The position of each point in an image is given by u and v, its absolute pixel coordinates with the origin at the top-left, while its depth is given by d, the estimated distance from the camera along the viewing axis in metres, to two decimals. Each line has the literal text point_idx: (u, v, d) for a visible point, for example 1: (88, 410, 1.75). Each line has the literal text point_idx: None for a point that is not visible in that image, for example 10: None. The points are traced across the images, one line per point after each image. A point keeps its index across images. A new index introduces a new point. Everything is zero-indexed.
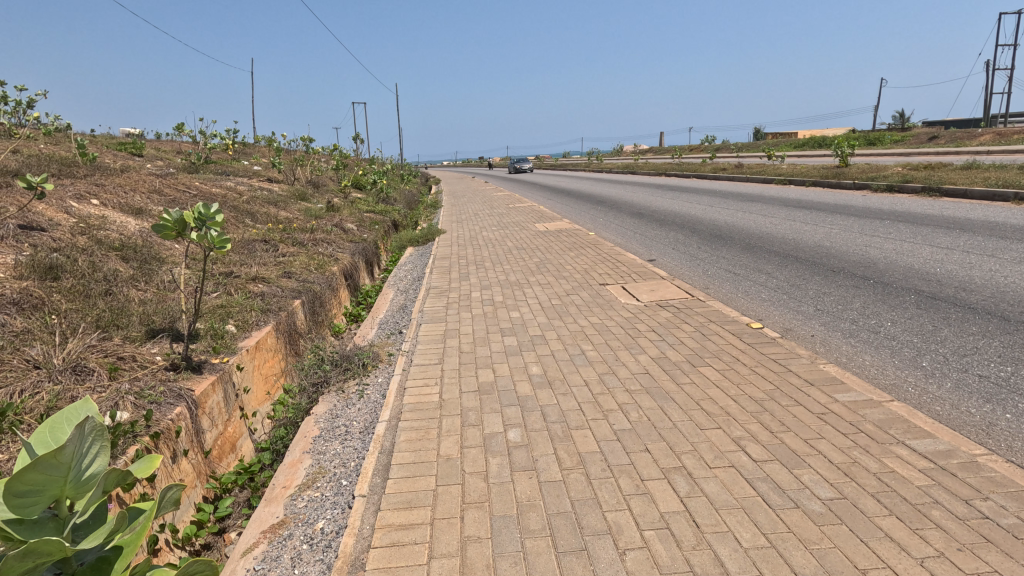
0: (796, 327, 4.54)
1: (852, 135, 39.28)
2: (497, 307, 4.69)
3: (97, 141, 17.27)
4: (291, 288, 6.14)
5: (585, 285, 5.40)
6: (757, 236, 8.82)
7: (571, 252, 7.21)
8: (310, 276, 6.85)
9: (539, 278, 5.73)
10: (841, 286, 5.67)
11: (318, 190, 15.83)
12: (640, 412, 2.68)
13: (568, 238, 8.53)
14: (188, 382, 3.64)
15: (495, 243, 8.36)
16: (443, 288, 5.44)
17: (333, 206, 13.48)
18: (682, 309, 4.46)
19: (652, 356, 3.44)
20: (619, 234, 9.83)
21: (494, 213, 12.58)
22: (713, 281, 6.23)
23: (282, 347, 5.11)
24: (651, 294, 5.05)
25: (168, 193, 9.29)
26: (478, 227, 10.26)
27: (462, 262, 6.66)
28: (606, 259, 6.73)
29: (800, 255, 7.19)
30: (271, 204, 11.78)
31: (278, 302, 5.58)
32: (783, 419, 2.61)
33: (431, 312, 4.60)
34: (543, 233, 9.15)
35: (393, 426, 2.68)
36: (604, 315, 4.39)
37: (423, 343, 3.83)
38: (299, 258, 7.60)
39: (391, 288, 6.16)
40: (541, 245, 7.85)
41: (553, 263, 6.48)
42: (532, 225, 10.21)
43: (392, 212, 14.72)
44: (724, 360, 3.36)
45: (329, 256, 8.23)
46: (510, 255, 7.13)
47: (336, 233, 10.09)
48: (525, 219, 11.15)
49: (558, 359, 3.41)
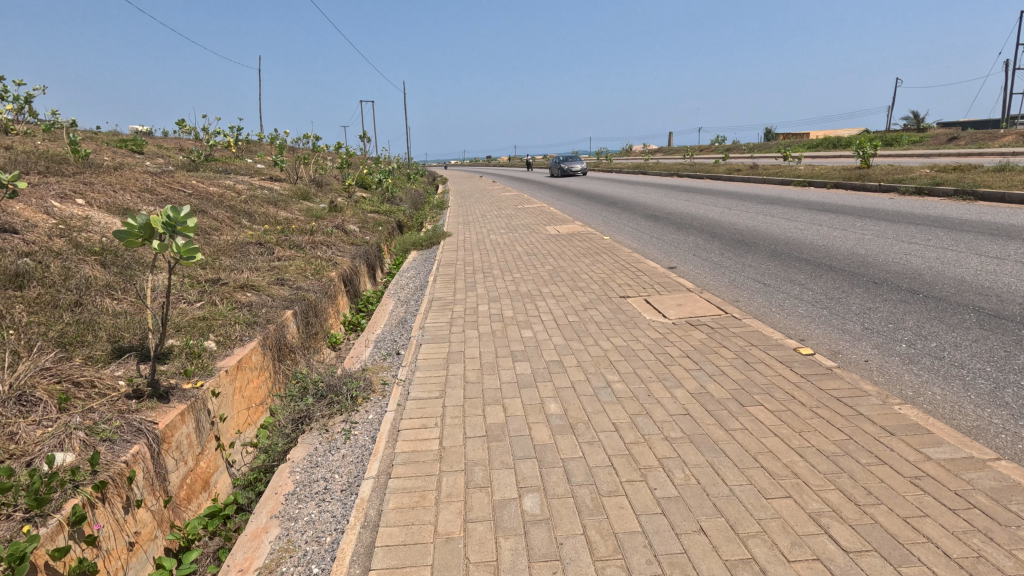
0: (846, 350, 4.01)
1: (867, 136, 38.51)
2: (507, 324, 4.18)
3: (99, 138, 17.01)
4: (283, 298, 5.66)
5: (604, 298, 4.88)
6: (785, 242, 8.25)
7: (585, 259, 6.69)
8: (304, 283, 6.37)
9: (552, 288, 5.22)
10: (889, 301, 5.11)
11: (321, 190, 15.40)
12: (687, 472, 2.17)
13: (581, 242, 8.04)
14: (151, 414, 3.16)
15: (504, 248, 7.86)
16: (447, 300, 4.94)
17: (336, 206, 13.03)
18: (716, 330, 3.94)
19: (690, 391, 2.92)
20: (635, 238, 9.35)
21: (502, 215, 12.08)
22: (742, 293, 5.69)
23: (268, 366, 4.62)
24: (678, 309, 4.52)
25: (162, 192, 8.85)
26: (485, 230, 9.78)
27: (469, 270, 6.17)
28: (625, 267, 6.23)
29: (834, 264, 6.65)
30: (272, 204, 11.35)
31: (266, 313, 5.09)
32: (868, 484, 2.08)
33: (433, 329, 4.11)
34: (554, 237, 8.64)
35: (381, 486, 2.19)
36: (628, 336, 3.86)
37: (423, 368, 3.34)
38: (295, 263, 7.14)
39: (392, 297, 5.66)
40: (553, 250, 7.36)
41: (567, 271, 5.97)
42: (542, 228, 9.70)
43: (397, 213, 14.29)
44: (778, 396, 2.84)
45: (328, 260, 7.78)
46: (520, 262, 6.62)
47: (337, 235, 9.63)
48: (535, 221, 10.64)
49: (580, 394, 2.89)
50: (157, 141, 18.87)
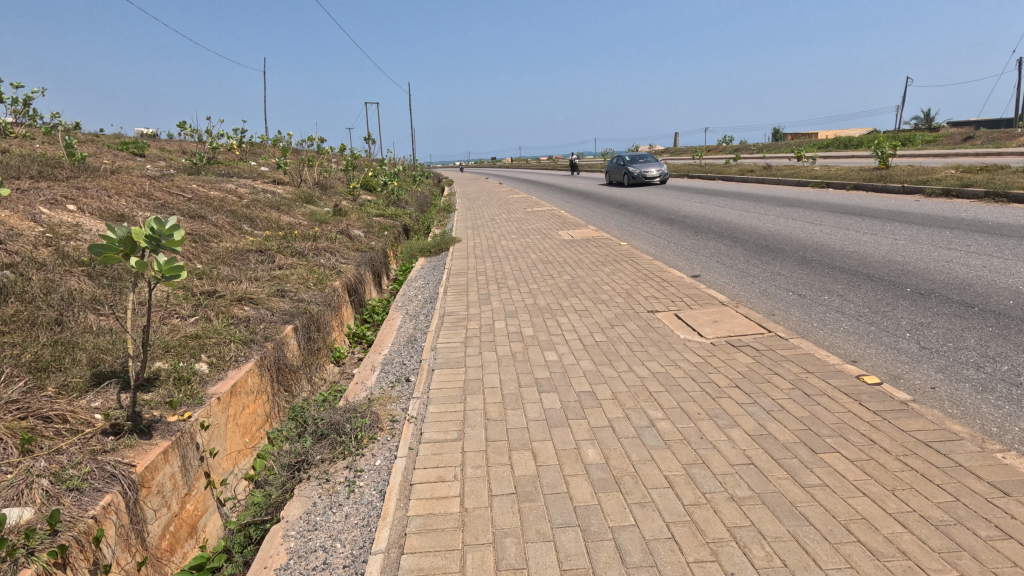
0: (908, 375, 3.58)
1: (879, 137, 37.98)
2: (527, 344, 3.78)
3: (101, 141, 16.77)
4: (283, 311, 5.28)
5: (631, 314, 4.47)
6: (814, 248, 7.80)
7: (604, 267, 6.28)
8: (306, 294, 5.99)
9: (573, 302, 4.82)
10: (942, 315, 4.67)
11: (325, 193, 15.04)
12: (768, 550, 1.76)
13: (598, 249, 7.64)
14: (130, 455, 2.78)
15: (516, 255, 7.46)
16: (460, 315, 4.54)
17: (340, 210, 12.67)
18: (763, 353, 3.52)
19: (749, 432, 2.52)
20: (652, 243, 8.95)
21: (512, 219, 11.68)
22: (777, 306, 5.27)
23: (266, 389, 4.24)
24: (714, 327, 4.11)
25: (159, 197, 8.50)
26: (496, 235, 9.41)
27: (481, 280, 5.77)
28: (649, 276, 5.82)
29: (871, 273, 6.23)
30: (274, 208, 11.00)
31: (263, 329, 4.70)
32: (999, 567, 1.67)
33: (447, 351, 3.72)
34: (568, 243, 8.24)
35: (392, 563, 1.80)
36: (665, 360, 3.45)
37: (437, 401, 2.94)
38: (297, 272, 6.76)
39: (400, 310, 5.27)
40: (569, 258, 6.97)
41: (586, 282, 5.56)
42: (555, 233, 9.29)
43: (403, 216, 13.95)
44: (854, 438, 2.43)
45: (332, 267, 7.41)
46: (535, 271, 6.21)
47: (341, 240, 9.26)
48: (546, 226, 10.24)
49: (620, 438, 2.49)
50: (160, 144, 18.60)
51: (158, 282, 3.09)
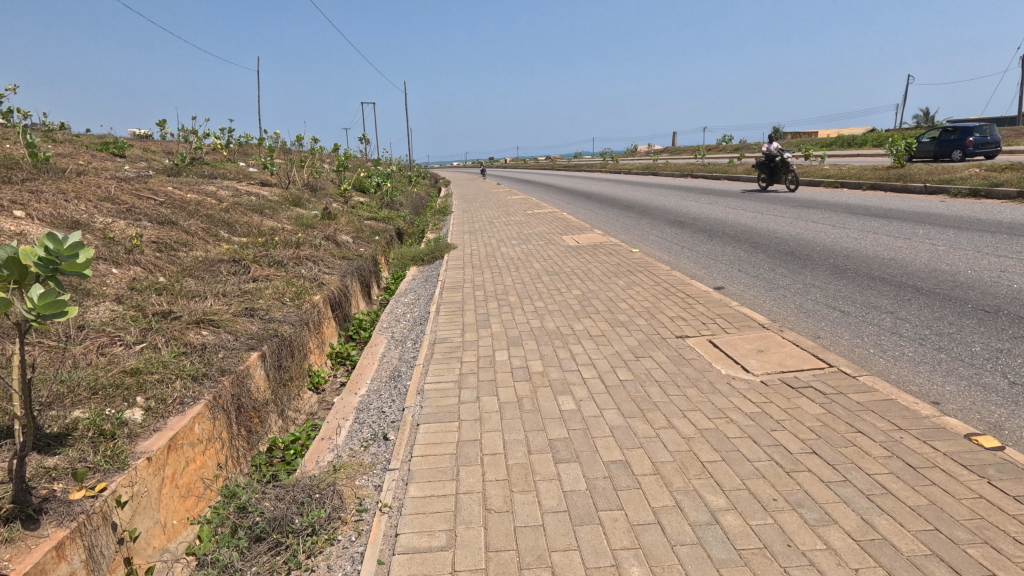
0: (1011, 423, 2.88)
1: (883, 136, 37.41)
2: (535, 386, 3.05)
3: (81, 141, 15.98)
4: (248, 335, 4.53)
5: (657, 342, 3.74)
6: (844, 255, 7.10)
7: (618, 279, 5.55)
8: (279, 313, 5.25)
9: (587, 325, 4.09)
10: (1023, 339, 3.96)
11: (314, 195, 14.29)
12: None
13: (608, 256, 6.93)
14: (4, 557, 2.07)
15: (517, 264, 6.72)
16: (453, 344, 3.81)
17: (329, 213, 11.91)
18: (833, 398, 2.80)
19: (854, 535, 1.81)
20: (665, 250, 8.26)
21: (511, 222, 10.95)
22: (821, 327, 4.55)
23: (217, 435, 3.51)
24: (761, 360, 3.40)
25: (126, 201, 7.74)
26: (494, 240, 8.68)
27: (478, 296, 5.04)
28: (670, 290, 5.11)
29: (918, 284, 5.53)
30: (257, 212, 10.24)
31: (220, 360, 3.97)
32: None
33: (436, 394, 2.99)
34: (574, 250, 7.51)
35: None
36: (710, 410, 2.74)
37: (420, 475, 2.23)
38: (272, 286, 6.01)
39: (384, 333, 4.54)
40: (577, 268, 6.25)
41: (600, 298, 4.83)
42: (558, 239, 8.56)
43: (397, 220, 13.22)
44: (1007, 549, 1.72)
45: (313, 278, 6.68)
46: (539, 284, 5.48)
47: (326, 247, 8.51)
48: (549, 230, 9.51)
49: (676, 545, 1.78)
50: (143, 144, 17.82)
51: (31, 327, 2.29)
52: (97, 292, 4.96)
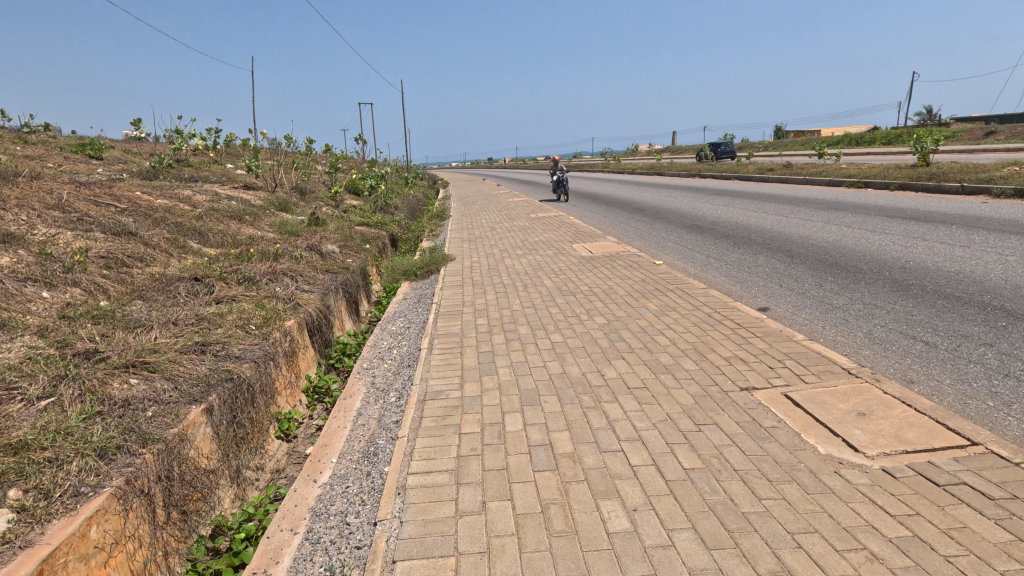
0: None
1: (890, 133, 36.64)
2: (565, 484, 2.14)
3: (55, 142, 15.05)
4: (193, 381, 3.60)
5: (720, 403, 2.82)
6: (898, 266, 6.23)
7: (649, 302, 4.62)
8: (240, 347, 4.31)
9: (623, 373, 3.17)
10: None
11: (303, 199, 13.35)
12: None
13: (628, 270, 6.03)
14: None
15: (524, 279, 5.80)
16: (449, 404, 2.88)
17: (317, 219, 10.97)
18: (1009, 509, 1.90)
19: None
20: (690, 260, 7.38)
21: (515, 228, 10.02)
22: (910, 365, 3.63)
23: (129, 533, 2.57)
24: (872, 431, 2.48)
25: (79, 208, 6.81)
26: (497, 249, 7.78)
27: (480, 327, 4.12)
28: (714, 317, 4.21)
29: (1008, 304, 4.64)
30: (235, 219, 9.31)
31: (145, 423, 3.03)
32: None
33: (424, 500, 2.08)
34: (588, 263, 6.57)
35: None
36: (833, 534, 1.82)
37: None
38: (236, 311, 5.08)
39: (363, 377, 3.60)
40: (594, 284, 5.36)
41: (632, 330, 3.90)
42: (568, 248, 7.63)
43: (390, 225, 12.36)
44: None
45: (289, 298, 5.76)
46: (553, 308, 4.55)
47: (308, 258, 7.58)
48: (556, 237, 8.62)
49: None
50: (124, 144, 16.86)
51: None
52: (14, 323, 4.03)
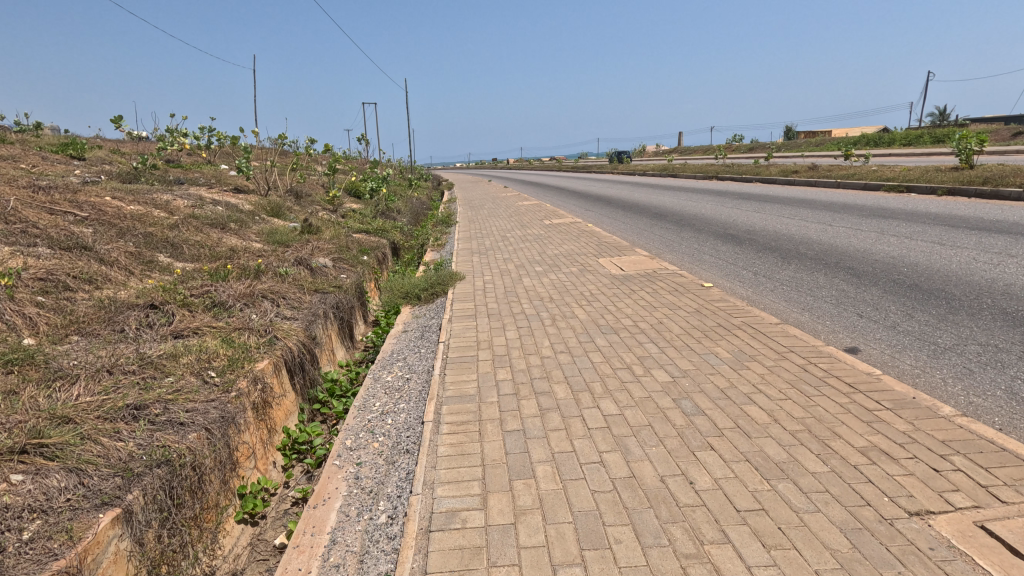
0: None
1: (908, 134, 35.56)
2: None
3: (37, 142, 14.12)
4: (107, 471, 2.61)
5: (891, 548, 1.81)
6: (999, 289, 5.19)
7: (718, 348, 3.59)
8: (187, 406, 3.31)
9: (722, 482, 2.16)
10: None
11: (298, 204, 12.40)
12: None
13: (675, 294, 5.01)
14: None
15: (550, 306, 4.80)
16: (467, 544, 1.87)
17: (311, 226, 9.99)
18: None
19: None
20: (738, 280, 6.36)
21: (529, 237, 9.01)
22: None
23: None
24: None
25: (26, 218, 5.81)
26: (513, 265, 6.78)
27: (503, 385, 3.11)
28: (813, 371, 3.19)
29: None
30: (217, 227, 8.33)
31: (10, 561, 2.05)
32: None
33: None
34: (622, 284, 5.54)
35: None
36: None
37: None
38: (194, 351, 4.08)
39: (343, 467, 2.59)
40: (639, 317, 4.35)
41: (710, 397, 2.89)
42: (595, 264, 6.60)
43: (392, 232, 11.39)
44: None
45: (267, 330, 4.76)
46: (595, 354, 3.54)
47: (295, 275, 6.59)
48: (578, 250, 7.62)
49: None
50: (111, 143, 15.90)
51: None
52: None
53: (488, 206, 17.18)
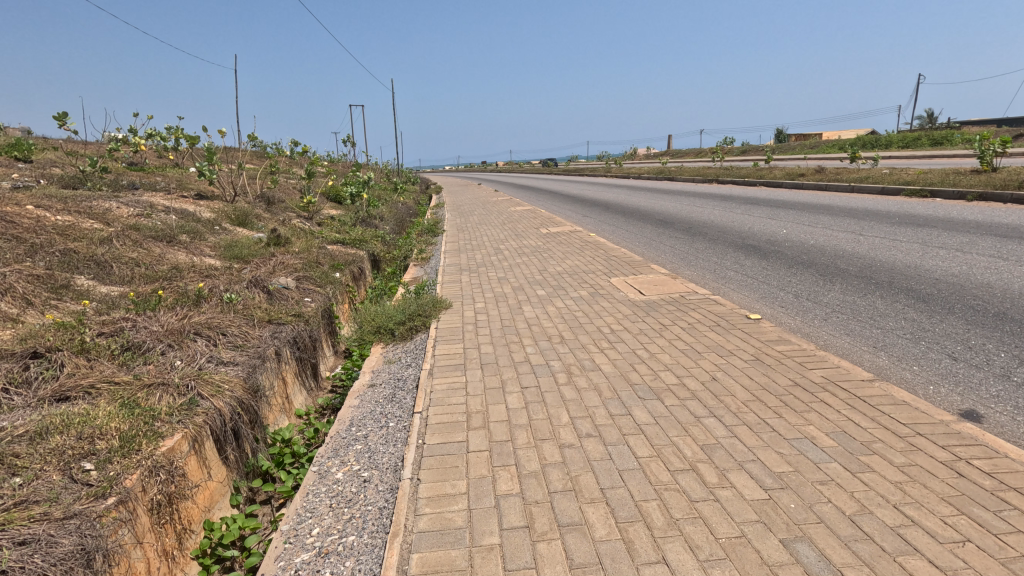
0: None
1: (903, 136, 35.04)
2: None
3: None
4: None
5: None
6: None
7: (809, 429, 2.52)
8: (22, 537, 2.19)
9: None
10: None
11: (269, 210, 11.25)
12: None
13: (719, 332, 3.95)
14: None
15: (561, 347, 3.71)
16: None
17: (279, 237, 8.82)
18: None
19: None
20: (781, 305, 5.34)
21: (526, 250, 7.91)
22: None
23: None
24: None
25: None
26: (510, 286, 5.69)
27: (508, 511, 2.01)
28: (975, 476, 2.11)
29: None
30: (164, 240, 7.15)
31: None
32: None
33: None
34: (647, 314, 4.47)
35: None
36: None
37: None
38: (72, 427, 2.93)
39: None
40: (681, 369, 3.29)
41: (839, 538, 1.80)
42: (608, 286, 5.54)
43: (372, 242, 10.26)
44: None
45: (190, 386, 3.60)
46: (640, 441, 2.45)
47: (246, 300, 5.43)
48: (584, 266, 6.56)
49: None
50: (68, 145, 14.60)
51: None
52: None
53: (478, 212, 16.11)
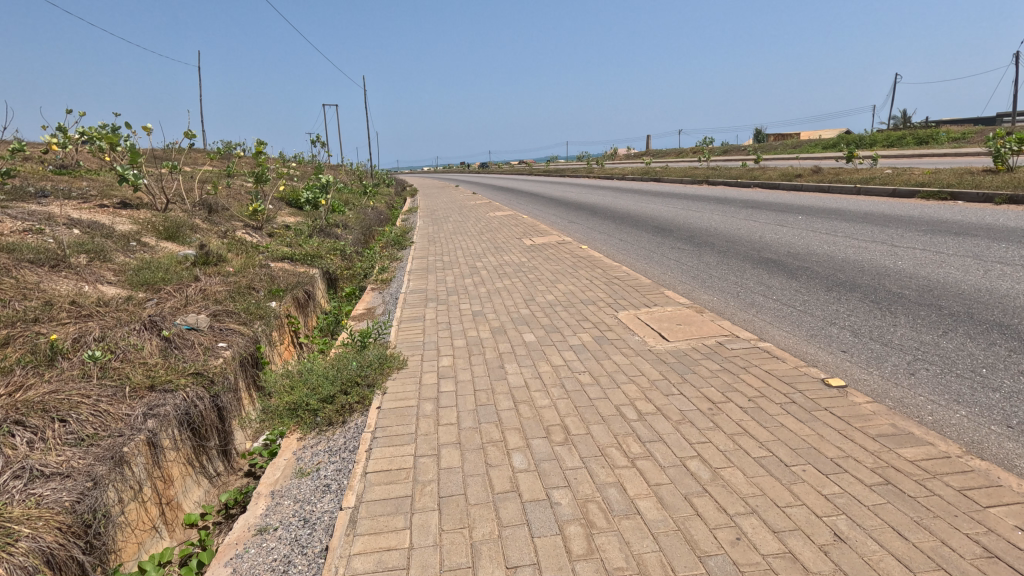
0: None
1: (886, 135, 34.55)
2: None
3: None
4: None
5: None
6: None
7: None
8: None
9: None
10: None
11: (210, 220, 9.68)
12: None
13: (801, 418, 2.64)
14: None
15: (568, 457, 2.34)
16: None
17: (211, 254, 7.31)
18: None
19: None
20: (842, 349, 4.09)
21: (507, 270, 6.52)
22: None
23: None
24: None
25: None
26: (488, 327, 4.30)
27: None
28: None
29: None
30: (48, 264, 5.61)
31: None
32: None
33: None
34: (683, 379, 3.14)
35: None
36: None
37: None
38: None
39: None
40: (775, 511, 1.95)
41: None
42: (617, 327, 4.20)
43: (328, 258, 8.80)
44: None
45: None
46: None
47: (127, 355, 3.97)
48: (581, 294, 5.22)
49: None
50: None
51: None
52: None
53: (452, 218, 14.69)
